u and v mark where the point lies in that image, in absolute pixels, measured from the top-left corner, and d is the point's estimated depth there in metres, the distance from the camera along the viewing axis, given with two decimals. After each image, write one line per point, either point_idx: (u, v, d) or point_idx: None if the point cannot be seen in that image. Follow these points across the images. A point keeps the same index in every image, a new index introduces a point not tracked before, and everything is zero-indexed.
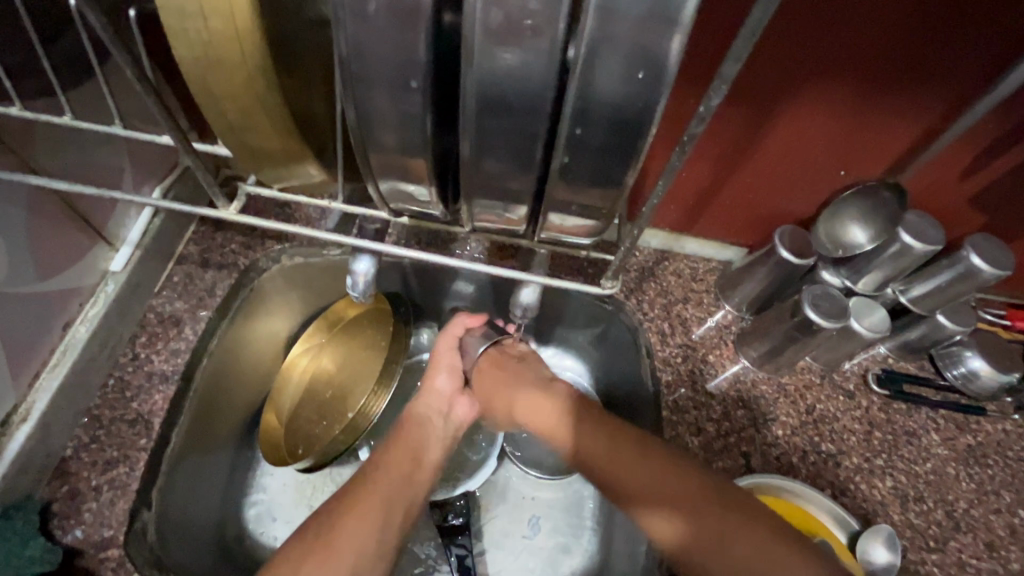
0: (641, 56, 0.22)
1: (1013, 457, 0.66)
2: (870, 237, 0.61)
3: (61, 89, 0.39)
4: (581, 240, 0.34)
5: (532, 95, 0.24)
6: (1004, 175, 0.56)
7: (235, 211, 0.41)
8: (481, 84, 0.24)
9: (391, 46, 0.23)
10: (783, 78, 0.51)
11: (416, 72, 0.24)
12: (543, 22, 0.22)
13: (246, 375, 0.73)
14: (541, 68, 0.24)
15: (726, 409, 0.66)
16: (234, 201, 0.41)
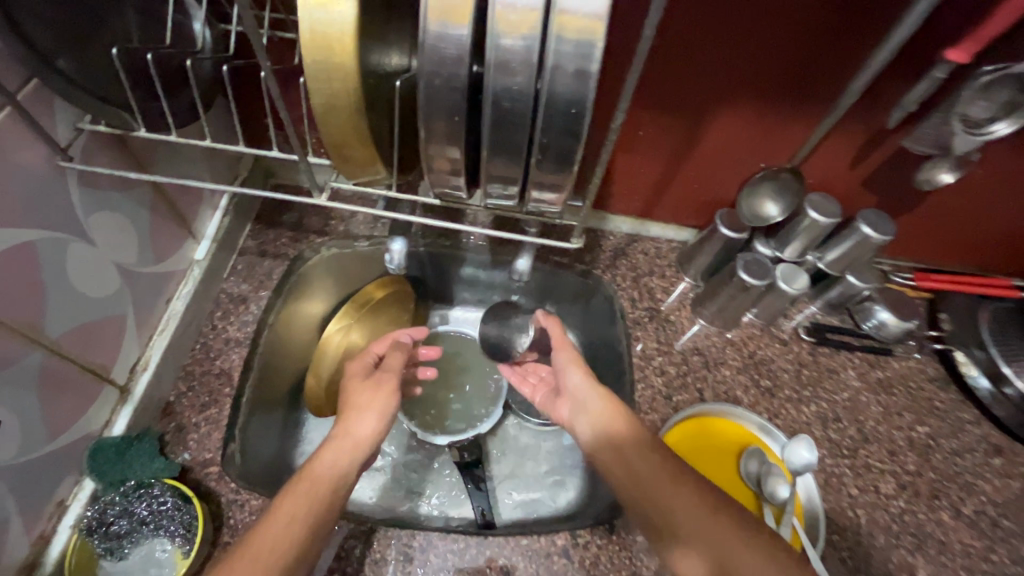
0: (576, 98, 0.39)
1: (914, 386, 0.83)
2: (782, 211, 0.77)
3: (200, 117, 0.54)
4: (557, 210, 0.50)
5: (518, 119, 0.41)
6: (884, 162, 0.72)
7: (326, 199, 0.55)
8: (491, 114, 0.41)
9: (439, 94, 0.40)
10: (702, 95, 0.68)
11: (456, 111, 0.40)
12: (522, 80, 0.39)
13: (294, 347, 0.89)
14: (523, 105, 0.40)
15: (684, 355, 0.82)
16: (324, 192, 0.55)
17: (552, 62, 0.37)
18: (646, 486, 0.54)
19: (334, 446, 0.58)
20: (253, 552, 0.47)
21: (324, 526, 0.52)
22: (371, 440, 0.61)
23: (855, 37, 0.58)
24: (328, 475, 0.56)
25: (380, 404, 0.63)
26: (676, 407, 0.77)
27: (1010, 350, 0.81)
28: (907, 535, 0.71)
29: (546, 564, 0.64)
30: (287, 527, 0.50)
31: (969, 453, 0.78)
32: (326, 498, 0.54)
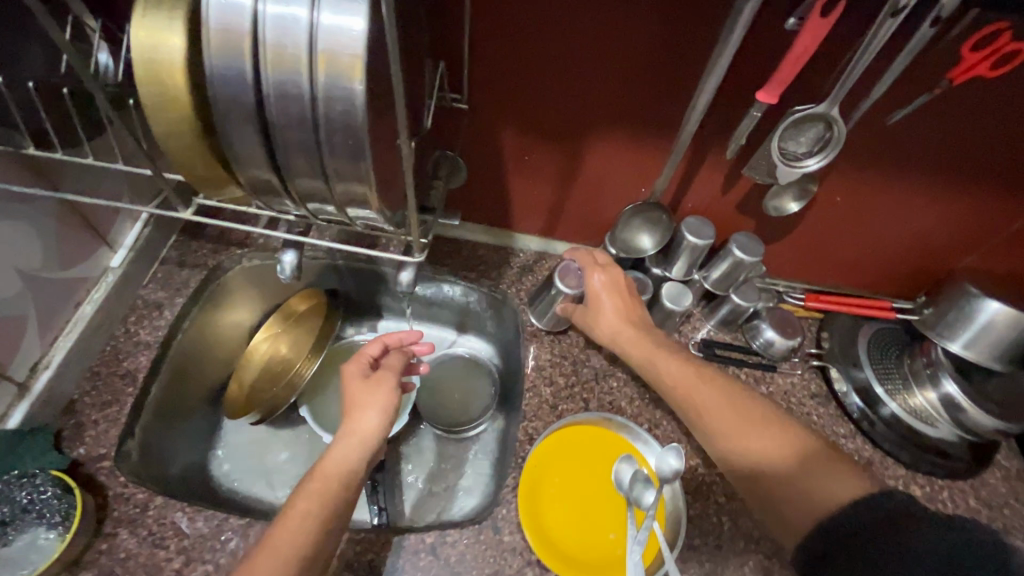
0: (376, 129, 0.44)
1: (795, 401, 0.87)
2: (654, 244, 0.84)
3: (86, 138, 0.60)
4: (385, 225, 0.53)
5: None
6: (750, 187, 0.77)
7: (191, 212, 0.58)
8: None
9: None
10: (575, 123, 0.74)
11: None
12: None
13: (215, 354, 0.93)
14: None
15: (576, 366, 0.86)
16: (190, 205, 0.58)
17: None
18: (702, 414, 0.69)
19: (341, 444, 0.65)
20: (275, 540, 0.56)
21: (335, 518, 0.60)
22: (377, 433, 0.67)
23: (692, 75, 0.65)
24: (337, 470, 0.63)
25: (379, 404, 0.68)
26: (561, 415, 0.81)
27: (883, 369, 0.87)
28: (767, 541, 0.75)
29: (413, 560, 0.68)
30: (303, 522, 0.58)
31: None
32: (338, 491, 0.61)
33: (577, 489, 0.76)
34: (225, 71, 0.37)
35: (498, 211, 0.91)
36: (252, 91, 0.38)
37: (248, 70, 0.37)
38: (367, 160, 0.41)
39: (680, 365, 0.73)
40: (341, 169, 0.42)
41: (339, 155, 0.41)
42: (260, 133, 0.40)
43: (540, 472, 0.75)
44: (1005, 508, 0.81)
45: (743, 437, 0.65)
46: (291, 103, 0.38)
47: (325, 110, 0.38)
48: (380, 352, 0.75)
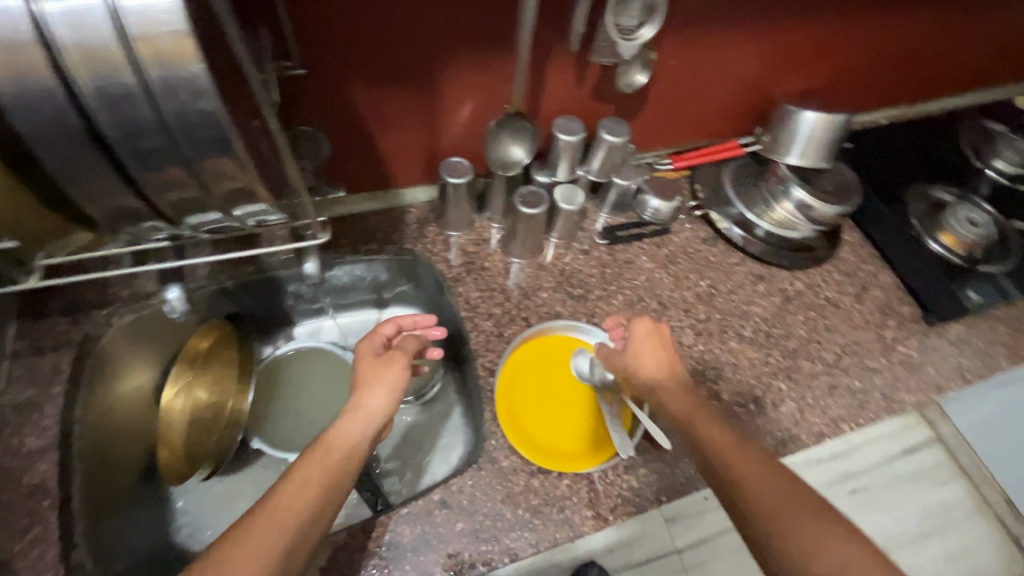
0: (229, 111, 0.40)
1: (693, 250, 0.99)
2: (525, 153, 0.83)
3: None
4: (273, 214, 0.50)
5: None
6: (600, 74, 0.83)
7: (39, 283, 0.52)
8: None
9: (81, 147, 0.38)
10: (420, 60, 0.72)
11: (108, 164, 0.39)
12: None
13: (128, 430, 0.83)
14: None
15: (506, 293, 0.90)
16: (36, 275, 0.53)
17: None
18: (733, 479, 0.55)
19: (349, 419, 0.64)
20: (275, 505, 0.55)
21: (335, 492, 0.58)
22: (384, 409, 0.66)
23: None
24: (344, 442, 0.62)
25: (390, 381, 0.69)
26: (509, 340, 0.85)
27: (748, 198, 1.01)
28: (711, 370, 0.87)
29: (429, 521, 0.70)
30: (303, 489, 0.56)
31: (741, 288, 0.96)
32: (339, 464, 0.60)
33: (547, 398, 0.81)
34: (28, 95, 0.33)
35: (374, 175, 0.88)
36: (72, 107, 0.34)
37: (55, 87, 0.33)
38: (238, 149, 0.39)
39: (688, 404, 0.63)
40: (210, 166, 0.40)
41: (205, 152, 0.39)
42: (99, 155, 0.37)
43: (511, 397, 0.80)
44: (861, 271, 1.00)
45: (777, 519, 0.51)
46: (130, 110, 0.35)
47: (170, 103, 0.35)
48: (394, 333, 0.77)
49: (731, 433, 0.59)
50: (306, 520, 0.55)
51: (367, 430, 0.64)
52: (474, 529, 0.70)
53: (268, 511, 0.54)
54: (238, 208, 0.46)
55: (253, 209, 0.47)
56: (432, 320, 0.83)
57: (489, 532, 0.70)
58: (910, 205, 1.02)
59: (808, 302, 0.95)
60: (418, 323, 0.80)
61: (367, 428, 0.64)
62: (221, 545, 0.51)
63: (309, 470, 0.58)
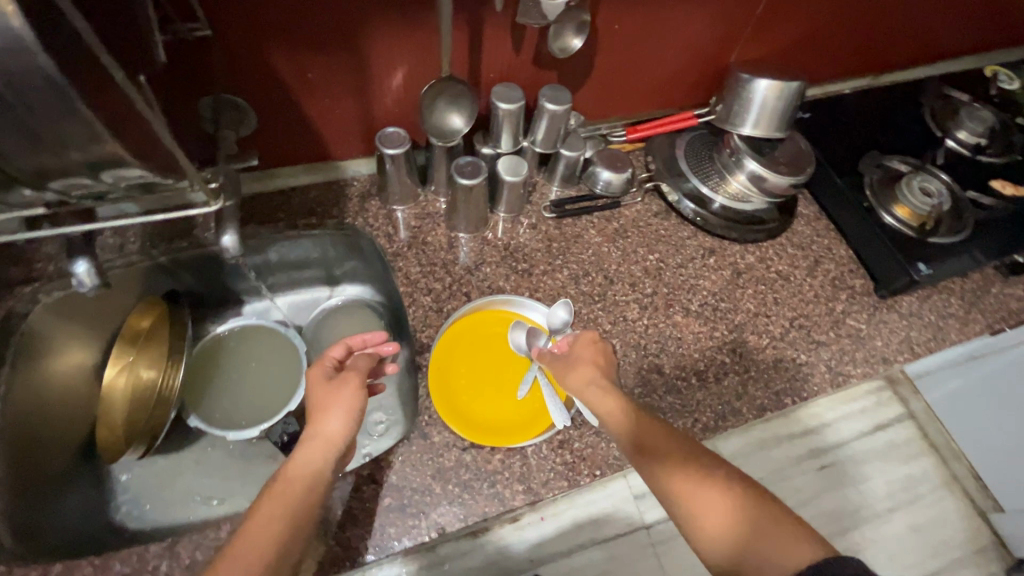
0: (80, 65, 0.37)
1: (643, 224, 0.97)
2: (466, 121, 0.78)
3: None
4: (153, 177, 0.48)
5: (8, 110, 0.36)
6: (537, 38, 0.79)
7: None
8: None
9: None
10: (341, 21, 0.68)
11: None
12: None
13: (60, 407, 0.83)
14: None
15: (447, 268, 0.88)
16: None
17: None
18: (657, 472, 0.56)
19: (305, 448, 0.63)
20: (238, 552, 0.53)
21: (302, 523, 0.57)
22: (342, 436, 0.65)
23: None
24: (301, 473, 0.61)
25: (345, 403, 0.67)
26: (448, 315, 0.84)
27: (701, 170, 0.99)
28: (655, 345, 0.85)
29: (356, 496, 0.69)
30: (267, 526, 0.55)
31: (691, 262, 0.94)
32: (302, 494, 0.59)
33: (484, 371, 0.80)
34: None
35: (307, 145, 0.85)
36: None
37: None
38: (83, 109, 0.37)
39: (613, 400, 0.64)
40: (57, 128, 0.38)
41: (46, 113, 0.36)
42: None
43: (446, 364, 0.79)
44: (814, 244, 0.98)
45: (694, 506, 0.52)
46: None
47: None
48: (344, 354, 0.76)
49: (657, 425, 0.60)
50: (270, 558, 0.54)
51: (324, 458, 0.63)
52: (402, 504, 0.69)
53: (231, 557, 0.53)
54: (108, 171, 0.44)
55: (125, 172, 0.45)
56: (383, 336, 0.81)
57: (418, 507, 0.69)
58: (864, 176, 0.99)
59: (757, 276, 0.94)
60: (371, 341, 0.79)
61: (324, 454, 0.63)
62: None
63: (272, 507, 0.57)
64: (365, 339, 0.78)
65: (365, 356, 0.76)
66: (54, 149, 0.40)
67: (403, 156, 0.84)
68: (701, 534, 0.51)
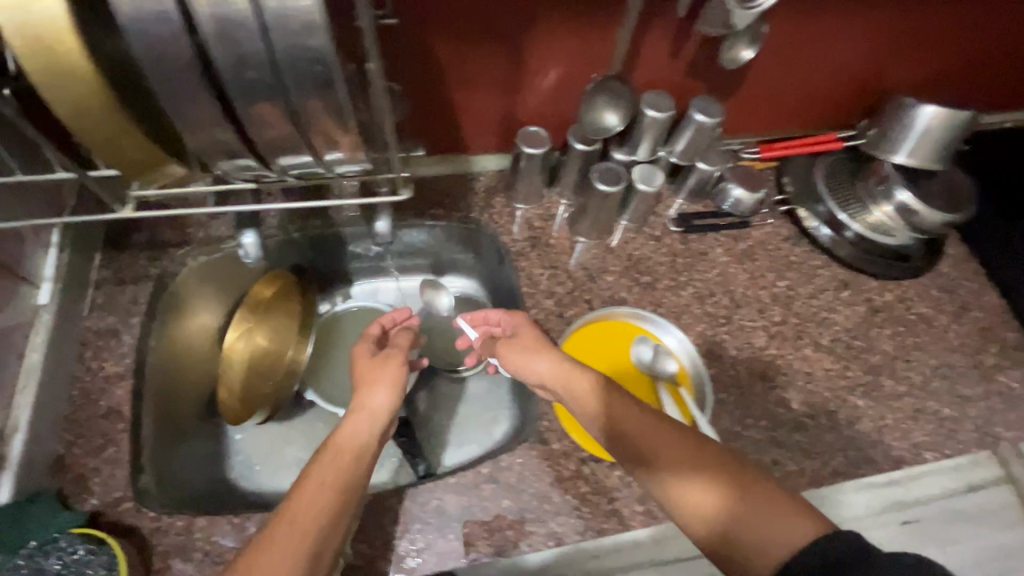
0: None
1: (773, 248, 0.93)
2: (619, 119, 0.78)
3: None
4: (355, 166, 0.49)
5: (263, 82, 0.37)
6: (699, 47, 0.77)
7: (133, 210, 0.54)
8: (231, 80, 0.37)
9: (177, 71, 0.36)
10: (517, 15, 0.68)
11: (201, 95, 0.37)
12: None
13: (189, 366, 0.85)
14: None
15: (569, 272, 0.87)
16: (129, 204, 0.54)
17: (268, 18, 0.34)
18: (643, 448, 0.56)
19: (353, 419, 0.65)
20: (293, 508, 0.53)
21: (351, 487, 0.57)
22: (385, 406, 0.68)
23: None
24: (351, 441, 0.62)
25: (388, 379, 0.70)
26: (570, 322, 0.82)
27: (841, 196, 0.93)
28: (782, 377, 0.81)
29: (476, 493, 0.69)
30: (319, 490, 0.55)
31: (823, 293, 0.89)
32: (352, 461, 0.60)
33: (607, 385, 0.79)
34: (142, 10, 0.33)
35: (447, 138, 0.85)
36: (180, 30, 0.34)
37: (171, 8, 0.33)
38: (338, 95, 0.39)
39: (583, 378, 0.64)
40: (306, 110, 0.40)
41: (306, 90, 0.38)
42: (195, 77, 0.37)
43: None
44: (961, 288, 0.91)
45: (678, 478, 0.53)
46: (242, 40, 0.35)
47: (282, 37, 0.35)
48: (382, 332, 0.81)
49: (638, 409, 0.59)
50: (326, 516, 0.53)
51: (369, 427, 0.65)
52: (521, 509, 0.69)
53: (288, 514, 0.52)
54: (330, 154, 0.46)
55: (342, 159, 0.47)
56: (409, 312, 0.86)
57: (536, 513, 0.69)
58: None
59: (896, 316, 0.88)
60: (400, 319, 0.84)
61: (368, 425, 0.65)
62: (242, 557, 0.49)
63: (321, 471, 0.57)
64: (394, 317, 0.84)
65: (405, 332, 0.82)
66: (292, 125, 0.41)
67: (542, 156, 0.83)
68: (687, 504, 0.52)
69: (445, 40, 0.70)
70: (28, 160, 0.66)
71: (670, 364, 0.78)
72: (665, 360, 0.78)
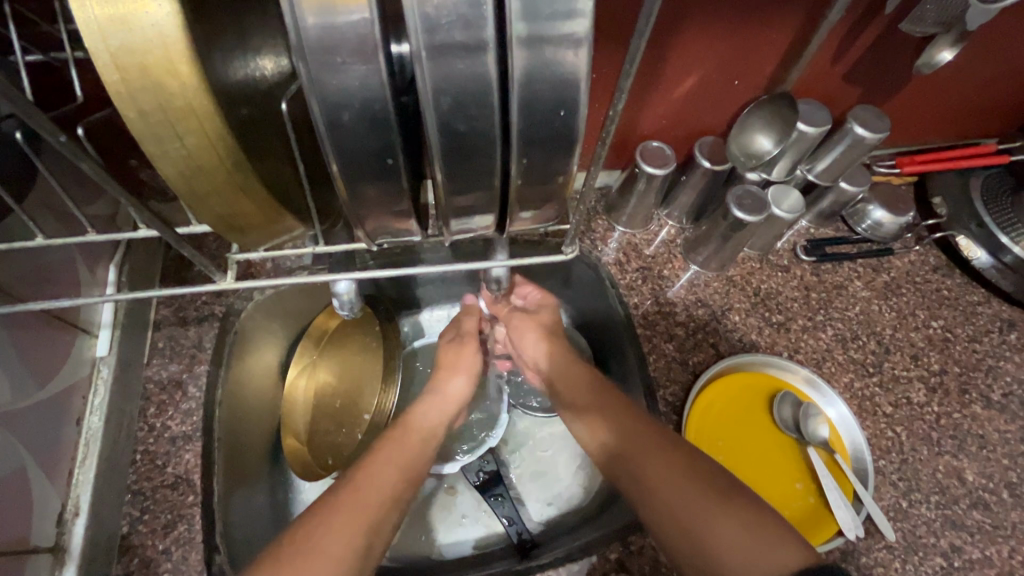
0: (561, 98, 0.30)
1: (920, 280, 0.80)
2: (775, 144, 0.69)
3: (67, 205, 0.46)
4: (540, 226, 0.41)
5: (480, 98, 0.30)
6: (869, 47, 0.64)
7: (236, 277, 0.48)
8: (438, 117, 0.30)
9: (355, 96, 0.29)
10: (667, 16, 0.56)
11: (391, 152, 0.32)
12: (483, 94, 0.30)
13: (255, 412, 0.74)
14: (485, 79, 0.29)
15: (687, 309, 0.75)
16: (231, 269, 0.47)
17: (525, 35, 0.27)
18: (633, 464, 0.55)
19: (429, 404, 0.68)
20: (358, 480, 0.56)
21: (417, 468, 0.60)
22: (460, 397, 0.70)
23: None
24: (424, 426, 0.65)
25: (469, 368, 0.72)
26: (695, 371, 0.70)
27: (1002, 217, 0.77)
28: (949, 442, 0.68)
29: None
30: (385, 471, 0.58)
31: (986, 335, 0.76)
32: (420, 443, 0.63)
33: (744, 448, 0.68)
34: (342, 36, 0.27)
35: None
36: (385, 54, 0.28)
37: (373, 26, 0.27)
38: (577, 145, 0.32)
39: (583, 373, 0.67)
40: (531, 162, 0.33)
41: (525, 138, 0.31)
42: (391, 123, 0.31)
43: (704, 434, 0.67)
44: None
45: (635, 464, 0.55)
46: (470, 74, 0.29)
47: (524, 81, 0.29)
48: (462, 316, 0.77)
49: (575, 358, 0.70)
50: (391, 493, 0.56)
51: (442, 417, 0.68)
52: None
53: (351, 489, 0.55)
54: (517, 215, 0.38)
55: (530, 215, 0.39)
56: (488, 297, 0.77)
57: None
58: None
59: None
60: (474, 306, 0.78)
61: (440, 417, 0.68)
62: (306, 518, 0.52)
63: (388, 450, 0.60)
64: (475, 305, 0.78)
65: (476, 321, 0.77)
66: (503, 176, 0.35)
67: (662, 177, 0.71)
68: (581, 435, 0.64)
69: None
70: (81, 195, 0.56)
71: (823, 429, 0.66)
72: (817, 425, 0.66)
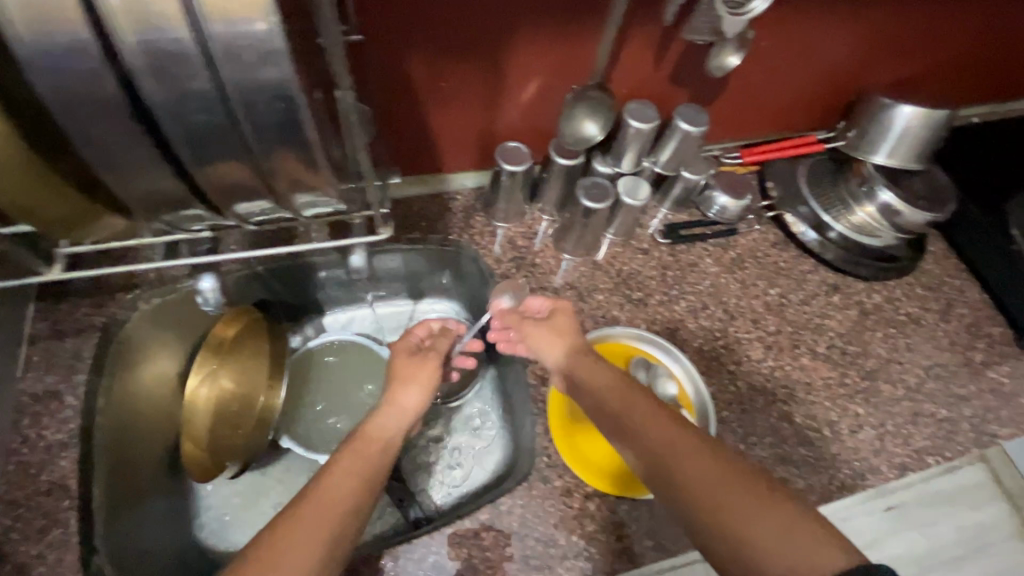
0: (276, 95, 0.38)
1: (761, 254, 0.91)
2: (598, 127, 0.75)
3: None
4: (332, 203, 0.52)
5: (207, 104, 0.38)
6: (680, 56, 0.74)
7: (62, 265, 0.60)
8: (179, 119, 0.39)
9: (93, 99, 0.37)
10: (487, 34, 0.65)
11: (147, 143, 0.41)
12: (211, 98, 0.38)
13: (149, 420, 0.74)
14: (209, 89, 0.38)
15: (558, 292, 0.83)
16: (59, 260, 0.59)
17: (221, 49, 0.35)
18: (682, 480, 0.50)
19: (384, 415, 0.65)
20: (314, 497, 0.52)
21: (374, 479, 0.57)
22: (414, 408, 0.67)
23: None
24: (378, 433, 0.63)
25: (424, 381, 0.70)
26: None
27: (825, 198, 0.91)
28: (783, 391, 0.79)
29: None
30: (342, 478, 0.55)
31: (814, 299, 0.87)
32: (379, 454, 0.60)
33: None
34: (57, 48, 0.35)
35: (424, 157, 0.81)
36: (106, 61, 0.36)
37: (87, 42, 0.35)
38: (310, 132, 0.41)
39: (614, 380, 0.63)
40: (271, 146, 0.42)
41: (263, 131, 0.41)
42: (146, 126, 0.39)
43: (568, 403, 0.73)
44: (945, 285, 0.91)
45: (675, 468, 0.51)
46: (192, 83, 0.37)
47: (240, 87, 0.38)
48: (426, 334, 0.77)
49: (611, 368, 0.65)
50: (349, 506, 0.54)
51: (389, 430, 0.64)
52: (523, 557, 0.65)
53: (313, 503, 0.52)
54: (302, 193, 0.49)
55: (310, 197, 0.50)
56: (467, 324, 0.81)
57: (543, 559, 0.64)
58: None
59: (887, 318, 0.87)
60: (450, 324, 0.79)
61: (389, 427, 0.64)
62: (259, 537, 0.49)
63: (344, 468, 0.57)
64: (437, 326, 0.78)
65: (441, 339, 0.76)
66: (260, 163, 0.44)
67: (522, 173, 0.79)
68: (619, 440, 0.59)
69: (413, 61, 0.65)
70: None
71: (671, 388, 0.74)
72: (666, 385, 0.74)
